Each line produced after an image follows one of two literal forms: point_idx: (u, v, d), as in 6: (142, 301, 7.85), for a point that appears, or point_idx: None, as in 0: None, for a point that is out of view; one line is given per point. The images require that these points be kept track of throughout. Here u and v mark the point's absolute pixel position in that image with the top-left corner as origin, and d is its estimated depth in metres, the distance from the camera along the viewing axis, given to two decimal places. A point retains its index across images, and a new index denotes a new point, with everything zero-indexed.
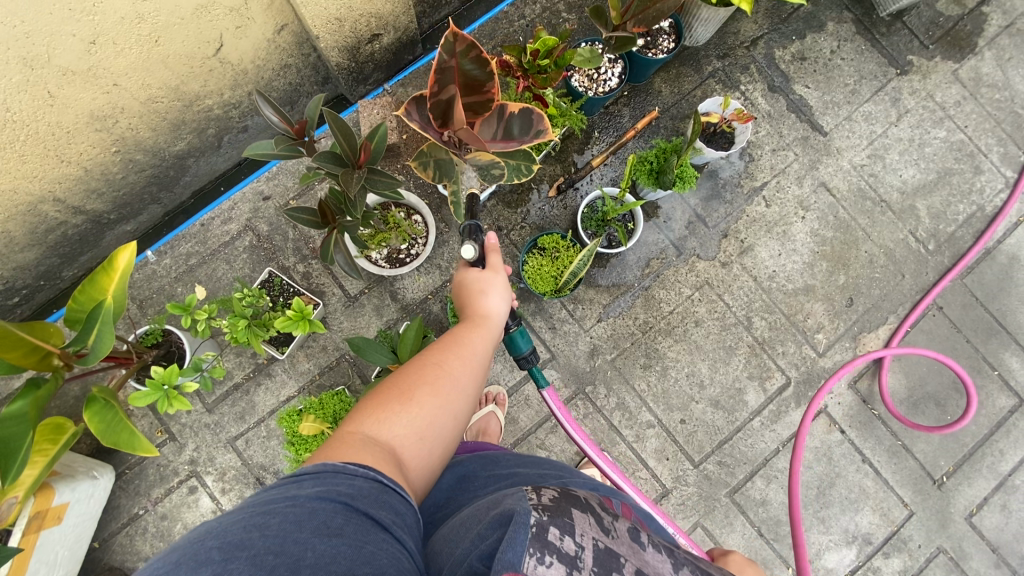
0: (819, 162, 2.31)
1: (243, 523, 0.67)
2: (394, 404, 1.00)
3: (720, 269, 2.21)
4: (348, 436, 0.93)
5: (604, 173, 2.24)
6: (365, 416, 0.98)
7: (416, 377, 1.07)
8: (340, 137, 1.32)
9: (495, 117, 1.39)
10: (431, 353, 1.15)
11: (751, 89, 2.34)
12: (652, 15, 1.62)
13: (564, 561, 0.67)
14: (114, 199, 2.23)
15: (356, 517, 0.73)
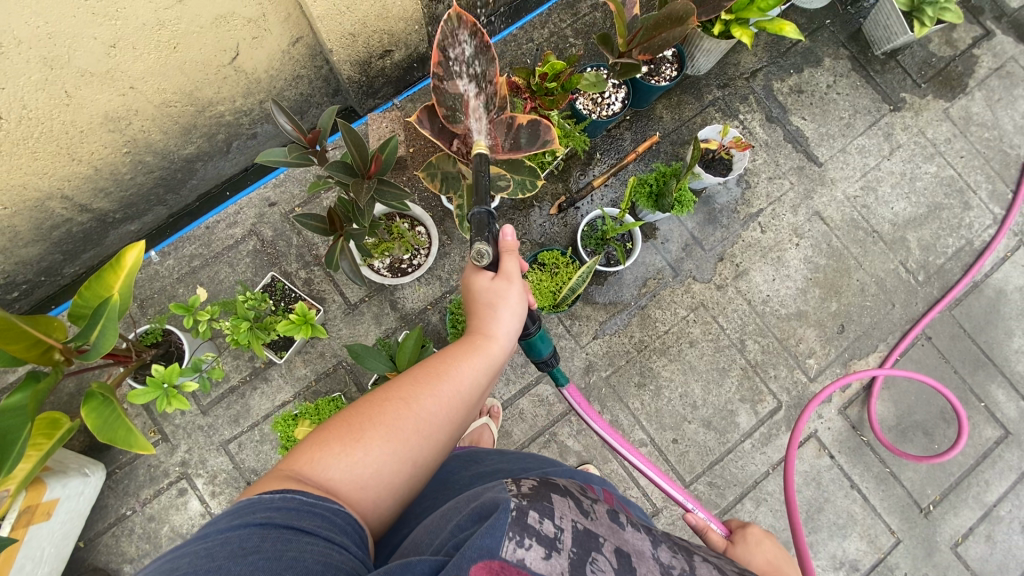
0: (813, 192, 2.37)
1: (150, 572, 0.67)
2: (341, 442, 0.92)
3: (715, 291, 2.26)
4: (287, 470, 0.87)
5: (604, 193, 2.29)
6: (312, 450, 0.91)
7: (378, 413, 0.97)
8: (353, 149, 1.36)
9: (505, 126, 1.37)
10: (407, 380, 1.05)
11: (749, 118, 2.41)
12: (657, 44, 1.69)
13: (543, 543, 0.70)
14: (121, 199, 2.25)
15: (274, 532, 0.72)
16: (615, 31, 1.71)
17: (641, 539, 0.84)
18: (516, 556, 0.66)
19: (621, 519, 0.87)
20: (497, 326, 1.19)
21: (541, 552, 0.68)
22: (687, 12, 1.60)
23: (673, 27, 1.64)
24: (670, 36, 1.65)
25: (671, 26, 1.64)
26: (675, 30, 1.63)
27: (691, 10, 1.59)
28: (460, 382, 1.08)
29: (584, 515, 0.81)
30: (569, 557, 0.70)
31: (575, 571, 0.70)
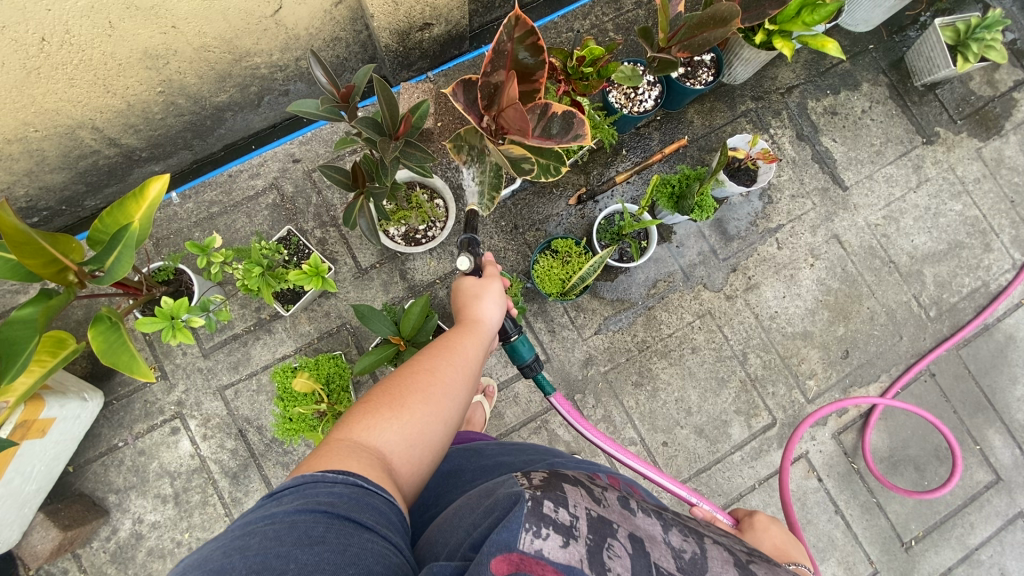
0: (834, 215, 2.36)
1: (223, 548, 0.73)
2: (383, 412, 1.05)
3: (723, 301, 2.25)
4: (337, 443, 0.98)
5: (625, 190, 2.29)
6: (356, 423, 1.03)
7: (406, 386, 1.11)
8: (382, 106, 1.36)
9: (538, 113, 1.34)
10: (418, 359, 1.19)
11: (779, 134, 2.40)
12: (697, 44, 1.68)
13: (560, 530, 0.75)
14: (149, 138, 2.28)
15: (337, 522, 0.77)
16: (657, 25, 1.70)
17: (651, 523, 0.88)
18: (534, 547, 0.72)
19: (631, 506, 0.92)
20: (488, 308, 1.38)
21: (559, 541, 0.74)
22: (732, 14, 1.58)
23: (715, 28, 1.62)
24: (712, 37, 1.64)
25: (713, 27, 1.63)
26: (718, 31, 1.62)
27: (736, 13, 1.57)
28: (466, 356, 1.24)
29: (595, 502, 0.86)
30: (586, 543, 0.76)
31: (591, 554, 0.75)
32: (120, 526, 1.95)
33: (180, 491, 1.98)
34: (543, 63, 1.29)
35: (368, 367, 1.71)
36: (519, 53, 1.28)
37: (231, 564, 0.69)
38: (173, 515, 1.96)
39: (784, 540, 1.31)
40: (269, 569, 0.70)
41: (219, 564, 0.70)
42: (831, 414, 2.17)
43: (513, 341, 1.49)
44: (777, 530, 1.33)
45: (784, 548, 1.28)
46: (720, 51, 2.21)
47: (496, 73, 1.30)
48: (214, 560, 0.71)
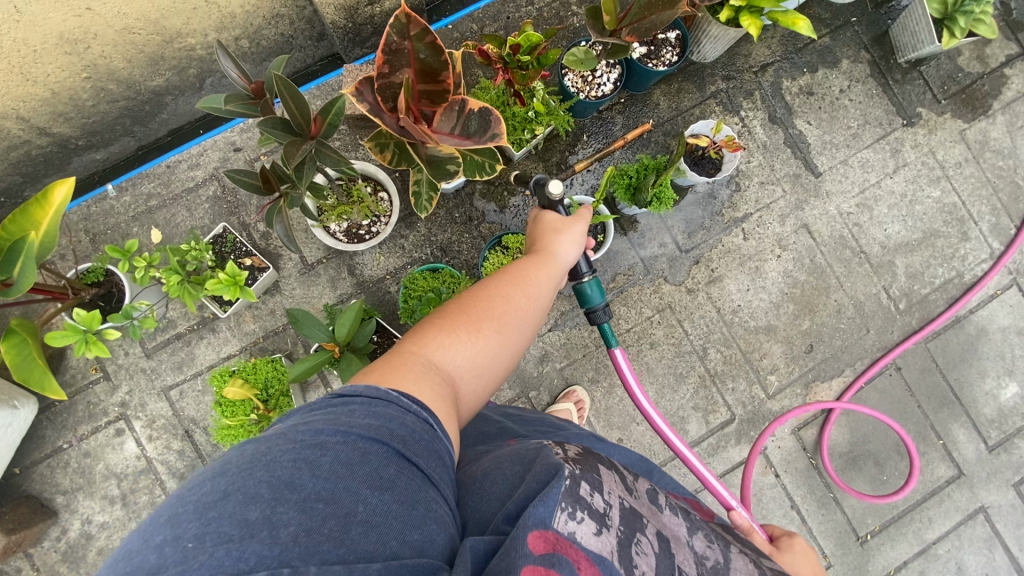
0: (805, 203, 2.25)
1: (293, 457, 0.73)
2: (447, 335, 1.13)
3: (685, 295, 2.17)
4: (408, 360, 1.06)
5: (585, 179, 2.19)
6: (425, 344, 1.12)
7: (472, 313, 1.20)
8: (288, 106, 1.24)
9: (454, 112, 1.20)
10: (487, 292, 1.26)
11: (750, 116, 2.27)
12: (645, 27, 1.53)
13: (594, 517, 0.83)
14: (84, 126, 2.16)
15: (408, 469, 0.79)
16: (603, 6, 1.52)
17: (677, 523, 0.97)
18: (568, 528, 0.78)
19: (660, 502, 1.00)
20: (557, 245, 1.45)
21: (593, 528, 0.81)
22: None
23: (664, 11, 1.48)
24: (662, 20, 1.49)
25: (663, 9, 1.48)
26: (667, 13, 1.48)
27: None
28: (535, 291, 1.31)
29: (628, 493, 0.94)
30: (618, 533, 0.83)
31: (621, 545, 0.83)
32: (69, 527, 1.95)
33: (127, 492, 1.97)
34: (446, 64, 1.09)
35: (305, 373, 1.63)
36: (419, 52, 1.08)
37: (302, 485, 0.70)
38: (122, 515, 1.96)
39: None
40: (337, 506, 0.71)
41: (286, 478, 0.71)
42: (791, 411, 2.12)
43: (586, 284, 1.53)
44: (808, 557, 1.42)
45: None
46: (686, 27, 2.05)
47: (395, 74, 1.10)
48: (282, 471, 0.72)
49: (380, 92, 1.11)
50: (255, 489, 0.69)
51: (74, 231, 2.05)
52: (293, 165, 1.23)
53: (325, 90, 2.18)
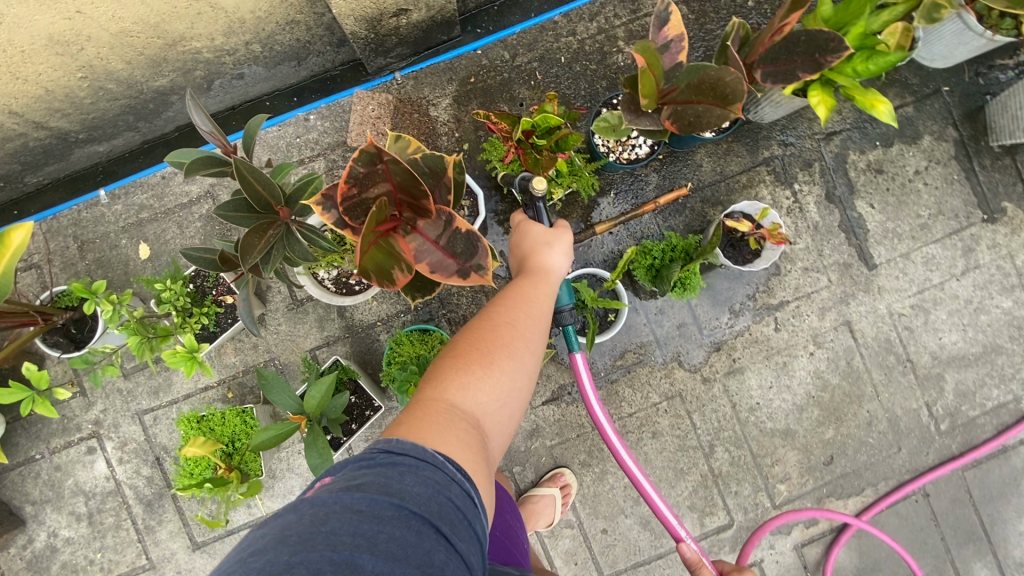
0: (851, 297, 1.99)
1: (353, 530, 0.76)
2: (470, 372, 1.11)
3: (698, 383, 1.97)
4: (435, 405, 1.05)
5: (604, 241, 1.97)
6: (451, 382, 1.11)
7: (497, 347, 1.19)
8: (251, 188, 1.07)
9: (439, 225, 1.03)
10: (508, 325, 1.22)
11: (805, 191, 1.99)
12: (690, 118, 1.29)
13: None
14: (84, 121, 2.03)
15: (453, 555, 0.82)
16: (643, 87, 1.28)
17: None
18: None
19: None
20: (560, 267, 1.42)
21: None
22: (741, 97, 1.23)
23: (716, 105, 1.24)
24: (712, 117, 1.26)
25: (714, 103, 1.25)
26: (719, 110, 1.25)
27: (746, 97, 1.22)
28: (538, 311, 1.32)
29: None
30: None
31: None
32: (36, 537, 1.93)
33: (94, 511, 1.93)
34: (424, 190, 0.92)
35: (266, 444, 1.52)
36: (394, 173, 0.91)
37: (365, 564, 0.73)
38: (87, 533, 1.93)
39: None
40: None
41: (347, 556, 0.73)
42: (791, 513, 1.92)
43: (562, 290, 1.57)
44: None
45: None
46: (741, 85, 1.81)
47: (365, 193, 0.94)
48: (344, 546, 0.74)
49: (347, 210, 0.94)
50: (319, 564, 0.71)
51: (64, 236, 1.96)
52: (248, 261, 1.05)
53: (336, 111, 1.99)
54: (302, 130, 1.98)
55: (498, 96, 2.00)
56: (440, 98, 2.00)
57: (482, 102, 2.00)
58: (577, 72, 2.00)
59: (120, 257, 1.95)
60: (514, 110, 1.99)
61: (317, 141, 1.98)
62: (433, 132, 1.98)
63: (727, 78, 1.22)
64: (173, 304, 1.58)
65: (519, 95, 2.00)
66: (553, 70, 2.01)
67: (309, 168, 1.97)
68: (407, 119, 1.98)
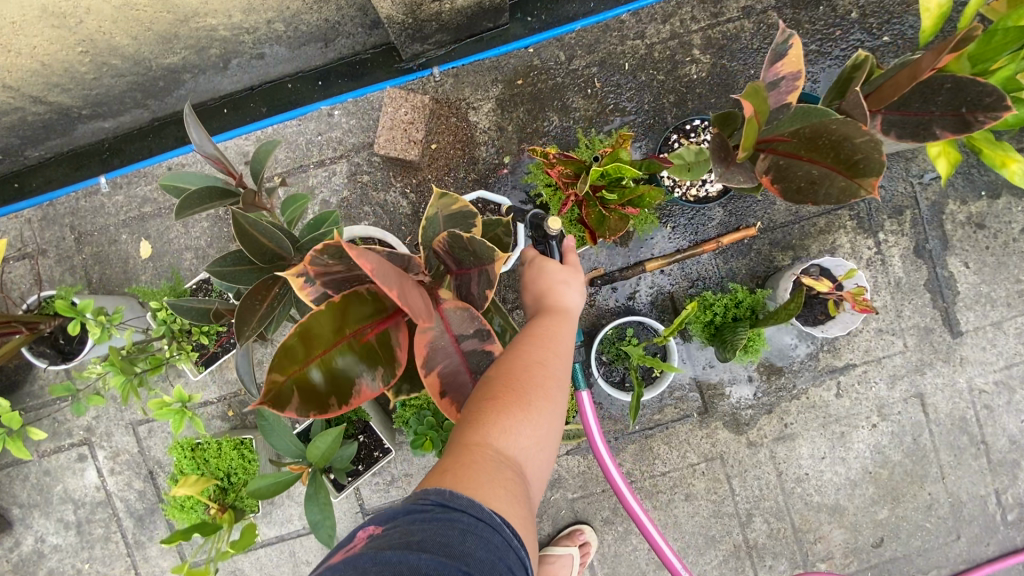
0: (927, 367, 1.76)
1: None
2: (515, 411, 0.87)
3: (742, 447, 1.78)
4: (478, 452, 0.83)
5: (654, 280, 1.74)
6: (488, 428, 0.85)
7: (535, 384, 0.91)
8: (253, 242, 0.89)
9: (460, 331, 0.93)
10: (542, 349, 0.97)
11: (889, 241, 1.74)
12: (801, 180, 1.02)
13: None
14: (87, 97, 1.83)
15: None
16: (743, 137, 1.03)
17: None
18: None
19: None
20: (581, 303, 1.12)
21: None
22: (875, 167, 0.96)
23: (837, 170, 0.99)
24: (830, 185, 0.99)
25: (835, 168, 0.99)
26: (841, 178, 0.98)
27: (882, 170, 0.95)
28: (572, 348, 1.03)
29: None
30: None
31: None
32: (22, 541, 1.83)
33: (83, 520, 1.82)
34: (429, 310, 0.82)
35: (261, 492, 1.33)
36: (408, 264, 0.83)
37: None
38: (75, 543, 1.82)
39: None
40: None
41: None
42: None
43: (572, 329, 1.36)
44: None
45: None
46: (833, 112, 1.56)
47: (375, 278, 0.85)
48: None
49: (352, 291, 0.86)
50: None
51: (60, 225, 1.80)
52: (244, 335, 0.87)
53: (363, 107, 1.77)
54: (325, 127, 1.76)
55: (548, 104, 1.74)
56: (482, 101, 1.75)
57: (529, 109, 1.74)
58: (641, 83, 1.74)
59: (120, 254, 1.78)
60: (564, 121, 1.74)
61: (340, 141, 1.76)
62: (471, 140, 1.74)
63: (857, 139, 0.97)
64: (169, 325, 1.40)
65: (572, 104, 1.74)
66: (613, 78, 1.74)
67: (330, 170, 1.75)
68: (443, 124, 1.74)
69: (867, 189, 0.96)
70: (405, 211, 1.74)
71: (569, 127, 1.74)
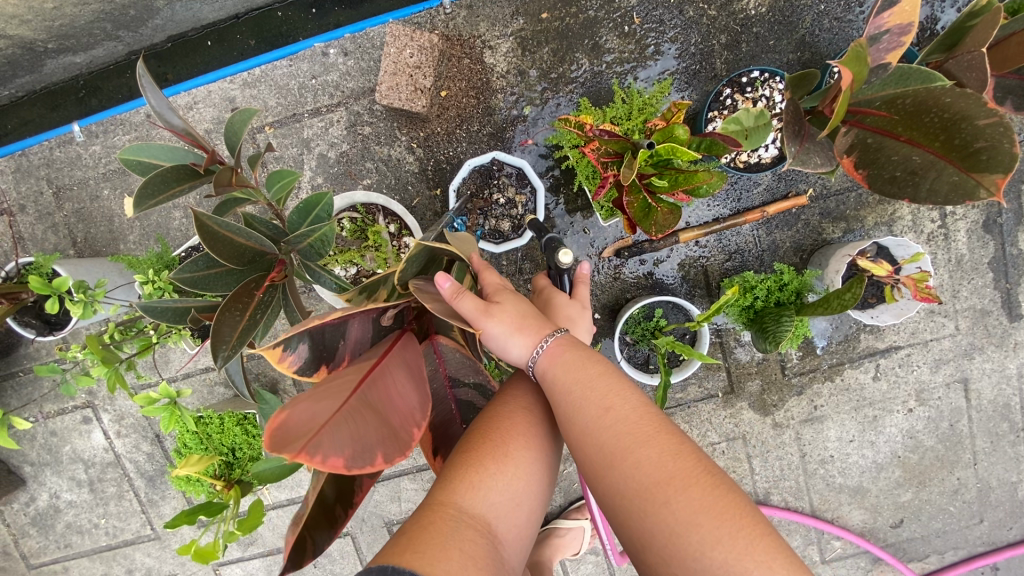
0: (977, 351, 1.63)
1: None
2: (485, 464, 0.77)
3: (767, 428, 1.69)
4: (440, 512, 0.71)
5: (686, 251, 1.57)
6: (456, 482, 0.75)
7: (508, 439, 0.80)
8: (225, 245, 0.79)
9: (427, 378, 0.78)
10: (517, 409, 0.86)
11: (956, 213, 1.55)
12: (905, 170, 0.94)
13: None
14: (50, 29, 1.59)
15: None
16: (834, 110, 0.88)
17: None
18: None
19: None
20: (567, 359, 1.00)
21: None
22: (1002, 160, 0.84)
23: (947, 159, 0.88)
24: (938, 180, 0.90)
25: (944, 155, 0.89)
26: (954, 169, 0.88)
27: (1011, 164, 0.83)
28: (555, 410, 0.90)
29: None
30: None
31: None
32: (37, 497, 1.84)
33: (94, 479, 1.82)
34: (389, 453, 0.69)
35: (268, 477, 1.21)
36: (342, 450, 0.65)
37: None
38: (89, 499, 1.83)
39: (669, 470, 0.68)
40: None
41: None
42: (860, 540, 1.73)
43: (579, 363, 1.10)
44: (599, 392, 0.78)
45: (562, 418, 0.80)
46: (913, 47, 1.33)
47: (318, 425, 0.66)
48: None
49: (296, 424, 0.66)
50: None
51: (36, 178, 1.64)
52: (221, 355, 0.77)
53: (362, 45, 1.53)
54: (320, 69, 1.54)
55: (578, 43, 1.49)
56: (500, 39, 1.50)
57: (555, 50, 1.50)
58: (688, 19, 1.47)
59: (104, 211, 1.64)
60: (595, 65, 1.50)
61: (337, 86, 1.54)
62: (487, 86, 1.52)
63: (979, 121, 0.84)
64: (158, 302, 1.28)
65: (605, 43, 1.49)
66: (655, 13, 1.48)
67: (327, 120, 1.55)
68: (456, 66, 1.51)
69: (987, 187, 0.86)
70: (411, 169, 1.55)
71: (601, 72, 1.50)
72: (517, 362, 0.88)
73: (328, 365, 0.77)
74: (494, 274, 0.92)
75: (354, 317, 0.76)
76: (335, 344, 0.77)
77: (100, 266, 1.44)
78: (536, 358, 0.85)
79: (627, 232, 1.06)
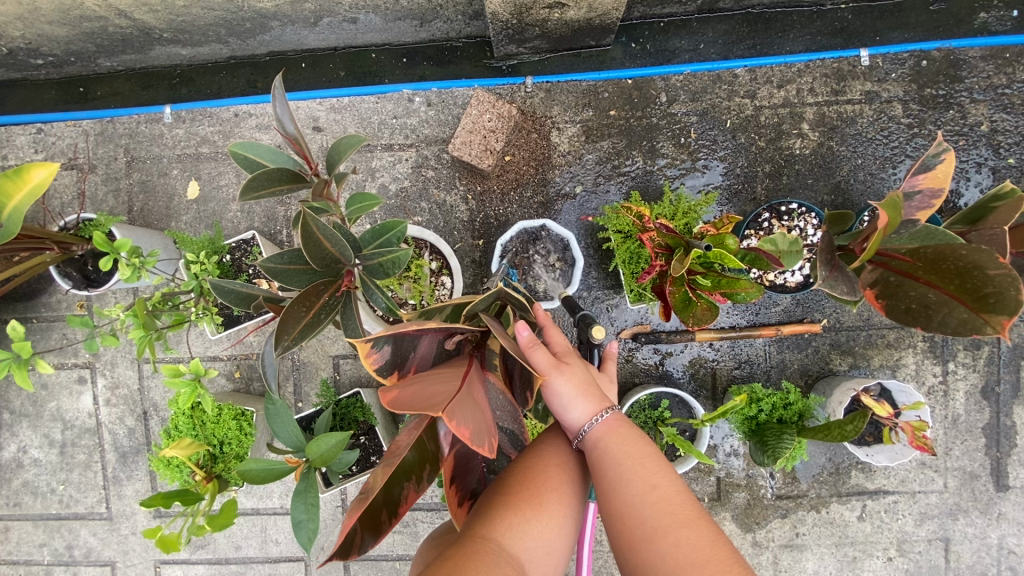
0: (962, 514, 1.64)
1: None
2: (525, 509, 0.79)
3: (746, 545, 1.67)
4: (479, 544, 0.73)
5: (700, 351, 1.64)
6: (494, 521, 0.77)
7: (548, 491, 0.83)
8: (314, 246, 0.87)
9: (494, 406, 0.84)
10: (556, 465, 0.89)
11: (957, 374, 1.62)
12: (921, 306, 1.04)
13: None
14: (171, 22, 1.76)
15: None
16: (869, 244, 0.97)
17: None
18: None
19: None
20: None
21: None
22: (1008, 304, 0.92)
23: (959, 299, 0.98)
24: (950, 314, 1.00)
25: (957, 296, 0.98)
26: (964, 308, 0.97)
27: (1016, 309, 0.91)
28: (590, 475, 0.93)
29: None
30: None
31: None
32: (5, 447, 1.80)
33: (68, 442, 1.79)
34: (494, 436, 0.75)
35: (252, 476, 1.16)
36: (468, 425, 0.71)
37: None
38: (55, 462, 1.79)
39: (707, 555, 0.71)
40: None
41: None
42: None
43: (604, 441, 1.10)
44: (647, 468, 0.82)
45: (605, 486, 0.83)
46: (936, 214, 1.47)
47: (441, 399, 0.72)
48: None
49: (416, 397, 0.71)
50: None
51: (115, 145, 1.76)
52: (282, 345, 0.85)
53: (445, 100, 1.68)
54: (401, 111, 1.68)
55: (637, 142, 1.64)
56: (568, 123, 1.66)
57: (615, 143, 1.65)
58: (739, 145, 1.63)
59: (166, 188, 1.73)
60: (649, 164, 1.64)
61: (413, 129, 1.68)
62: (548, 160, 1.65)
63: (990, 270, 0.93)
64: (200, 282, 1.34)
65: (661, 148, 1.64)
66: (711, 132, 1.64)
67: (396, 156, 1.67)
68: (524, 137, 1.65)
69: (994, 325, 0.94)
70: (461, 217, 1.66)
71: (652, 172, 1.64)
72: (571, 425, 0.90)
73: (399, 373, 0.79)
74: (560, 334, 0.97)
75: (428, 333, 0.79)
76: (408, 357, 0.80)
77: (153, 237, 1.52)
78: (592, 426, 0.88)
79: (663, 318, 1.14)
